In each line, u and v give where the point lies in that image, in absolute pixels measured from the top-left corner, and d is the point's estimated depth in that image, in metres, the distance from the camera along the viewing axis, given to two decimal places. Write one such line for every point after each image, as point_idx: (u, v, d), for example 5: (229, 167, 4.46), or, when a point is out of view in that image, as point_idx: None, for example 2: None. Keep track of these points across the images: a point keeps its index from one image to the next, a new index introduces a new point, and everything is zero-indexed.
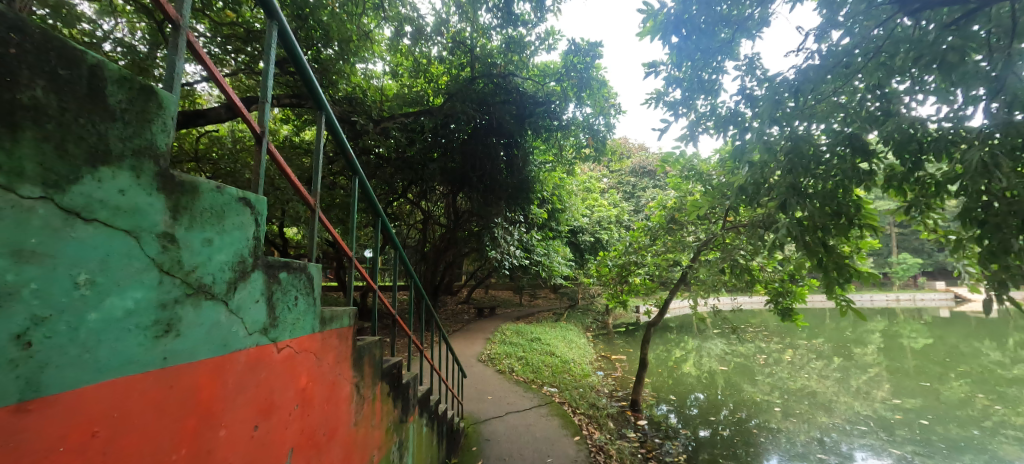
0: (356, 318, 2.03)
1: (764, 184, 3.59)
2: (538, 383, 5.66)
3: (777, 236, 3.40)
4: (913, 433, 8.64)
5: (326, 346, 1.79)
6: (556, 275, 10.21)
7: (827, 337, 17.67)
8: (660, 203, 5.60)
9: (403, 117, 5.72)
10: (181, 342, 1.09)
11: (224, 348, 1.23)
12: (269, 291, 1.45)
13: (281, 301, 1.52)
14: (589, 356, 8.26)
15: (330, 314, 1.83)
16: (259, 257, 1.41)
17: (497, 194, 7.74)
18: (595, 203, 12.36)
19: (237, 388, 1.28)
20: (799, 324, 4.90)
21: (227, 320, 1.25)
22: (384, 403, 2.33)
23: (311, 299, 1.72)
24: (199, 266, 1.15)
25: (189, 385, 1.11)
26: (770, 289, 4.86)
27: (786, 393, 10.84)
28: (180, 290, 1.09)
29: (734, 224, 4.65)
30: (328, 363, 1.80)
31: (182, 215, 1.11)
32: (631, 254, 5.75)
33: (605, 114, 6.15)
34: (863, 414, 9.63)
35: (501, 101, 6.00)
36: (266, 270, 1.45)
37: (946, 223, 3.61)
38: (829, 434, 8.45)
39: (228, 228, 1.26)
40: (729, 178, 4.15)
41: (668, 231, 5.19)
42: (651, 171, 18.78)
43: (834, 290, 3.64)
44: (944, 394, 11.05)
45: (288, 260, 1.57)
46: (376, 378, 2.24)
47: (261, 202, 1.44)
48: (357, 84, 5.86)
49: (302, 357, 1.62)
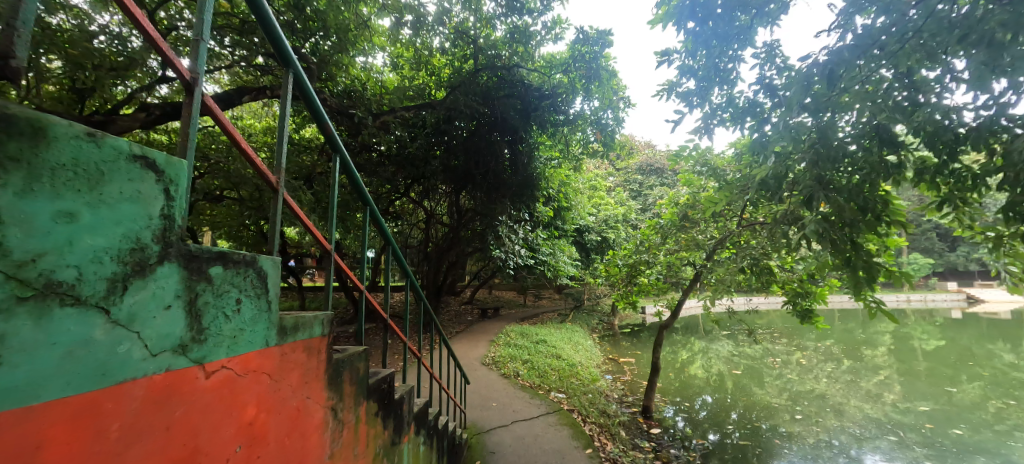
0: (328, 326, 1.74)
1: (785, 180, 3.42)
2: (545, 388, 5.46)
3: (802, 235, 3.17)
4: (926, 437, 8.37)
5: (287, 365, 1.49)
6: (561, 275, 9.99)
7: (837, 338, 17.37)
8: (671, 199, 5.37)
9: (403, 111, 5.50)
10: (10, 373, 0.73)
11: (103, 378, 0.86)
12: (190, 293, 1.09)
13: (211, 307, 1.16)
14: (597, 359, 8.05)
15: (296, 323, 1.53)
16: (173, 245, 1.04)
17: (502, 193, 7.56)
18: (602, 202, 12.12)
19: (139, 435, 0.94)
20: (819, 327, 4.67)
21: (107, 338, 0.88)
22: (372, 425, 2.12)
23: (261, 305, 1.39)
24: (52, 254, 0.79)
25: (35, 439, 0.76)
26: (788, 290, 4.63)
27: (795, 395, 10.60)
28: (8, 292, 0.73)
29: (752, 221, 4.43)
30: (288, 386, 1.50)
31: (11, 174, 0.74)
32: (642, 253, 5.53)
33: (614, 107, 5.91)
34: (872, 416, 9.37)
35: (505, 95, 5.81)
36: (188, 263, 1.08)
37: (985, 219, 3.37)
38: (839, 436, 8.22)
39: (108, 200, 0.89)
40: (747, 172, 3.95)
41: (680, 230, 4.96)
42: (658, 169, 18.49)
43: (861, 293, 3.41)
44: (956, 397, 10.76)
45: (223, 251, 1.22)
46: (359, 397, 2.01)
47: (176, 166, 1.05)
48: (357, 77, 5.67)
49: (250, 381, 1.32)
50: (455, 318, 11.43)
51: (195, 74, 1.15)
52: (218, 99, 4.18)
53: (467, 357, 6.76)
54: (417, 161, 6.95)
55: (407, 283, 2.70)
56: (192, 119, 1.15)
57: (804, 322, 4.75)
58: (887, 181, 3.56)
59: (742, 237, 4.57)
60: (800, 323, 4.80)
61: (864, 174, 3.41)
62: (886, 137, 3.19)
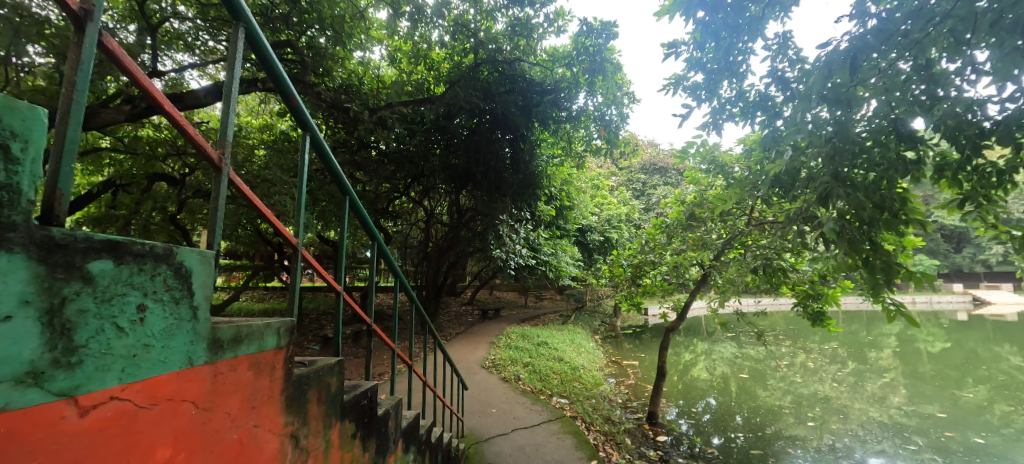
0: (285, 337, 1.39)
1: (798, 176, 3.30)
2: (547, 393, 5.30)
3: (817, 234, 3.00)
4: (932, 440, 8.19)
5: (221, 387, 1.13)
6: (563, 276, 9.81)
7: (841, 340, 17.19)
8: (677, 197, 5.21)
9: (400, 106, 5.34)
10: None
11: None
12: (48, 296, 0.71)
13: (92, 317, 0.79)
14: (600, 362, 7.89)
15: (235, 333, 1.16)
16: (26, 222, 0.69)
17: (503, 192, 7.44)
18: (605, 201, 11.96)
19: None
20: (831, 330, 4.51)
21: None
22: (346, 450, 1.81)
23: (186, 312, 1.01)
24: None
25: None
26: (799, 291, 4.47)
27: (799, 398, 10.44)
28: None
29: (763, 219, 4.27)
30: (225, 414, 1.15)
31: None
32: (647, 253, 5.37)
33: (617, 103, 5.74)
34: (877, 419, 9.21)
35: (506, 91, 5.68)
36: (50, 250, 0.72)
37: (1010, 217, 3.20)
38: (842, 439, 8.08)
39: None
40: (758, 169, 3.81)
41: (687, 229, 4.81)
42: (662, 168, 18.32)
43: (878, 296, 3.25)
44: (962, 400, 10.59)
45: (120, 238, 0.84)
46: (329, 420, 1.68)
47: (40, 119, 0.75)
48: (353, 72, 5.55)
49: (166, 415, 0.95)
50: (455, 320, 11.27)
51: (87, 5, 0.81)
52: (208, 92, 4.04)
53: (467, 360, 6.61)
54: (416, 158, 6.82)
55: (394, 280, 2.52)
56: (82, 64, 0.80)
57: (815, 325, 4.58)
58: (905, 178, 3.40)
59: (752, 236, 4.41)
60: (811, 326, 4.63)
61: (882, 172, 3.25)
62: (905, 133, 3.08)
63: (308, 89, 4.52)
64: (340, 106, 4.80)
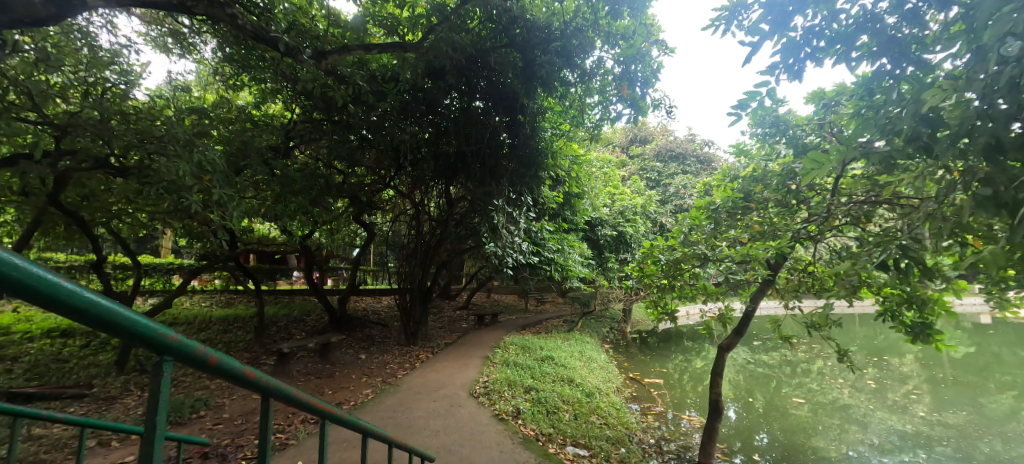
0: None
1: (940, 126, 2.17)
2: (556, 439, 4.17)
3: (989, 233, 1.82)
4: (955, 450, 7.19)
5: None
6: (570, 276, 8.66)
7: (861, 343, 16.07)
8: (724, 174, 4.08)
9: (360, 50, 4.29)
10: None
11: None
12: None
13: None
14: (616, 381, 6.73)
15: None
16: None
17: (498, 176, 6.40)
18: (617, 192, 10.91)
19: None
20: (940, 350, 3.36)
21: None
22: None
23: None
24: None
25: None
26: (891, 297, 3.39)
27: (817, 406, 9.40)
28: None
29: (864, 195, 3.08)
30: None
31: None
32: (690, 246, 4.18)
33: (645, 59, 4.52)
34: (897, 428, 8.15)
35: (500, 47, 4.78)
36: None
37: None
38: (863, 453, 7.06)
39: None
40: (854, 127, 2.69)
41: (741, 212, 3.78)
42: (680, 155, 17.15)
43: None
44: (989, 406, 9.51)
45: None
46: None
47: None
48: (299, 7, 4.60)
49: None
50: (447, 327, 10.13)
51: None
52: None
53: (454, 383, 5.45)
54: (394, 134, 5.69)
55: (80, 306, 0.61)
56: None
57: (914, 341, 3.44)
58: None
59: (837, 222, 3.25)
60: (908, 345, 3.49)
61: None
62: None
63: (217, 10, 3.74)
64: (267, 37, 4.00)
